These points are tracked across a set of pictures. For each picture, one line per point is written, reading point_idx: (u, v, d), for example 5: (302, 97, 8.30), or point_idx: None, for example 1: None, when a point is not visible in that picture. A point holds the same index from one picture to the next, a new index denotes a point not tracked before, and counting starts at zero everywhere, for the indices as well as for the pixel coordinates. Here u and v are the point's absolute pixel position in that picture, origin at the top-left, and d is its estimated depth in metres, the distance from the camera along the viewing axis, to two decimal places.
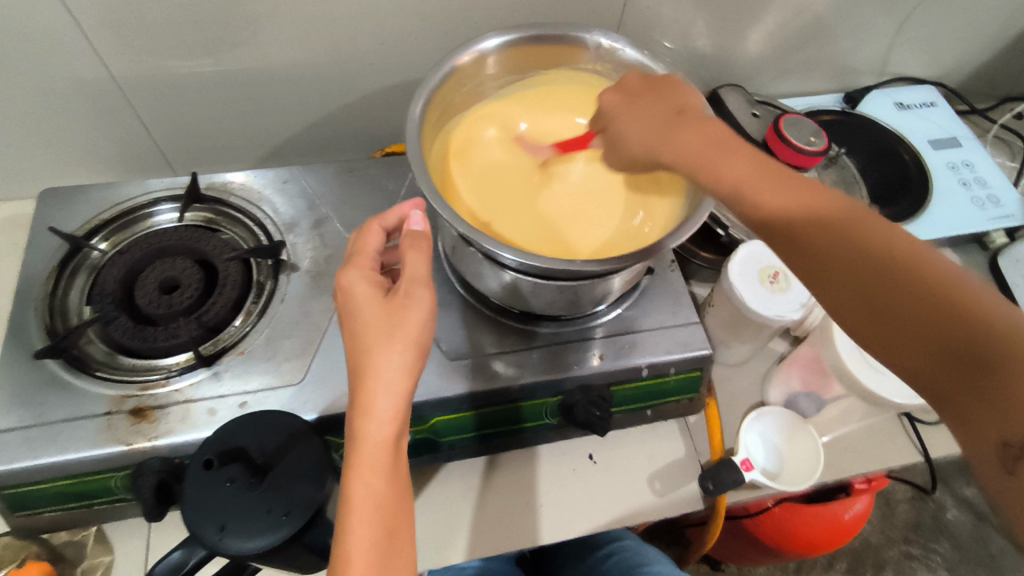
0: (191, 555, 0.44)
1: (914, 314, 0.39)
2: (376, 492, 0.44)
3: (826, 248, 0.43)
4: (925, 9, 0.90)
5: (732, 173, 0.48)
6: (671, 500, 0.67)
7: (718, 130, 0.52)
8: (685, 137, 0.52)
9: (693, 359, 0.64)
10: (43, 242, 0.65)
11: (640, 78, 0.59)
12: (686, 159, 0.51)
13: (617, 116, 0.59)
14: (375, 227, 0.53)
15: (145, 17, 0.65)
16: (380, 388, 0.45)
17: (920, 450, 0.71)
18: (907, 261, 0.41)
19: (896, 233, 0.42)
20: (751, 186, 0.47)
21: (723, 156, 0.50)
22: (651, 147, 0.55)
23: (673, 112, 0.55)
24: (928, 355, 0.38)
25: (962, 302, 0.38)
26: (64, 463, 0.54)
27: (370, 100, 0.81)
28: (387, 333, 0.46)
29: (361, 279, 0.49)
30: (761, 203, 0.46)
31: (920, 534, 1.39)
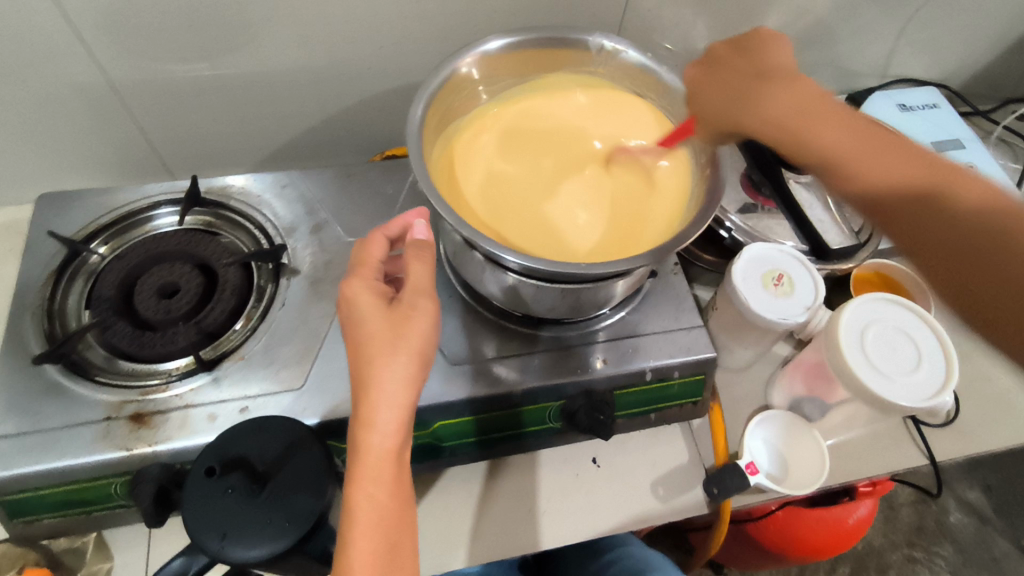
0: (193, 562, 0.44)
1: (960, 243, 0.48)
2: (379, 504, 0.43)
3: (916, 218, 0.50)
4: (927, 11, 0.90)
5: (833, 144, 0.53)
6: (675, 505, 0.66)
7: (834, 105, 0.55)
8: (749, 102, 0.57)
9: (696, 363, 0.64)
10: (41, 246, 0.65)
11: (728, 44, 0.61)
12: (802, 129, 0.54)
13: (701, 87, 0.61)
14: (378, 237, 0.53)
15: (145, 21, 0.65)
16: (383, 400, 0.45)
17: (925, 454, 0.71)
18: (948, 198, 0.49)
19: (977, 185, 0.49)
20: (849, 154, 0.53)
21: (810, 119, 0.54)
22: (735, 117, 0.57)
23: (743, 75, 0.59)
24: (947, 267, 0.48)
25: (1015, 233, 0.47)
26: (62, 470, 0.53)
27: (370, 103, 0.80)
28: (391, 344, 0.46)
29: (365, 290, 0.48)
30: (855, 168, 0.52)
31: (924, 537, 1.39)
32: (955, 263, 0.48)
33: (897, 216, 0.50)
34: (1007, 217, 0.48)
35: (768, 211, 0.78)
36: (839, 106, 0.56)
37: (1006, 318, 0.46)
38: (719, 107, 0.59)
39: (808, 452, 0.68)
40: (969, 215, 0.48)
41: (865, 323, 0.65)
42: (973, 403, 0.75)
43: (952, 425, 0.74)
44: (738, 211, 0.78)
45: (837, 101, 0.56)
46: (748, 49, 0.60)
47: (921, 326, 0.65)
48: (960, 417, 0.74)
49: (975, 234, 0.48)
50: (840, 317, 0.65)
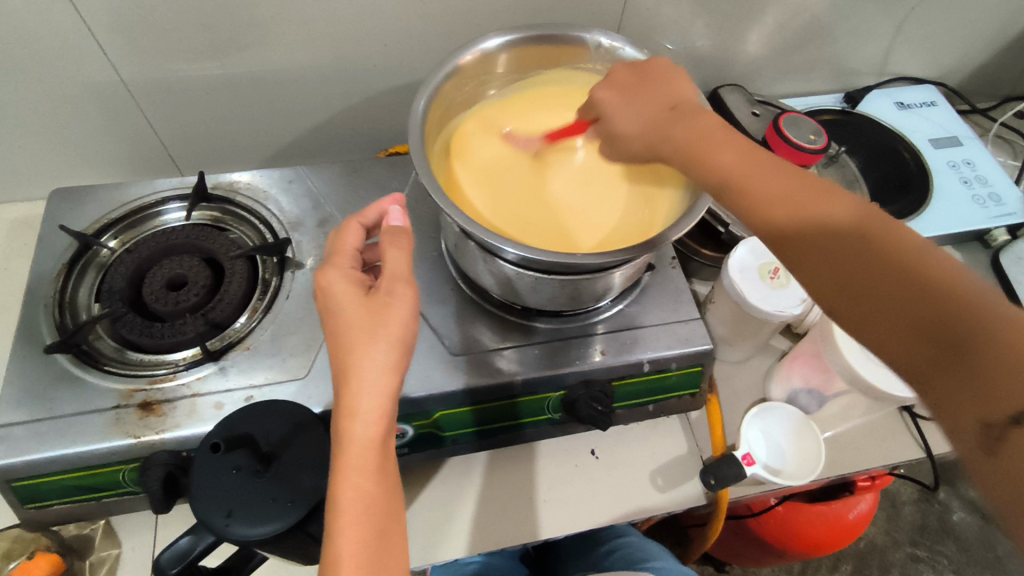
0: (199, 541, 0.45)
1: (938, 320, 0.39)
2: (365, 491, 0.43)
3: (829, 251, 0.44)
4: (923, 9, 0.91)
5: (720, 156, 0.49)
6: (674, 495, 0.67)
7: (740, 139, 0.51)
8: (676, 125, 0.52)
9: (694, 355, 0.65)
10: (54, 240, 0.67)
11: (627, 69, 0.58)
12: (706, 152, 0.50)
13: (609, 109, 0.57)
14: (354, 225, 0.53)
15: (154, 21, 0.66)
16: (366, 387, 0.45)
17: (923, 446, 0.71)
18: (898, 241, 0.42)
19: (853, 209, 0.45)
20: (746, 173, 0.48)
21: (715, 142, 0.50)
22: (645, 140, 0.54)
23: (662, 105, 0.55)
24: (916, 351, 0.39)
25: (962, 278, 0.39)
26: (73, 456, 0.54)
27: (374, 101, 0.82)
28: (370, 332, 0.46)
29: (340, 277, 0.49)
30: (769, 212, 0.47)
31: (926, 536, 1.38)
32: (898, 325, 0.40)
33: (814, 261, 0.45)
34: (964, 277, 0.39)
35: None
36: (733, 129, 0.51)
37: (946, 383, 0.37)
38: (635, 124, 0.55)
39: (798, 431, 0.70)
40: (963, 309, 0.38)
41: None
42: None
43: None
44: None
45: (778, 157, 0.50)
46: (653, 75, 0.57)
47: None
48: None
49: (941, 296, 0.39)
50: None
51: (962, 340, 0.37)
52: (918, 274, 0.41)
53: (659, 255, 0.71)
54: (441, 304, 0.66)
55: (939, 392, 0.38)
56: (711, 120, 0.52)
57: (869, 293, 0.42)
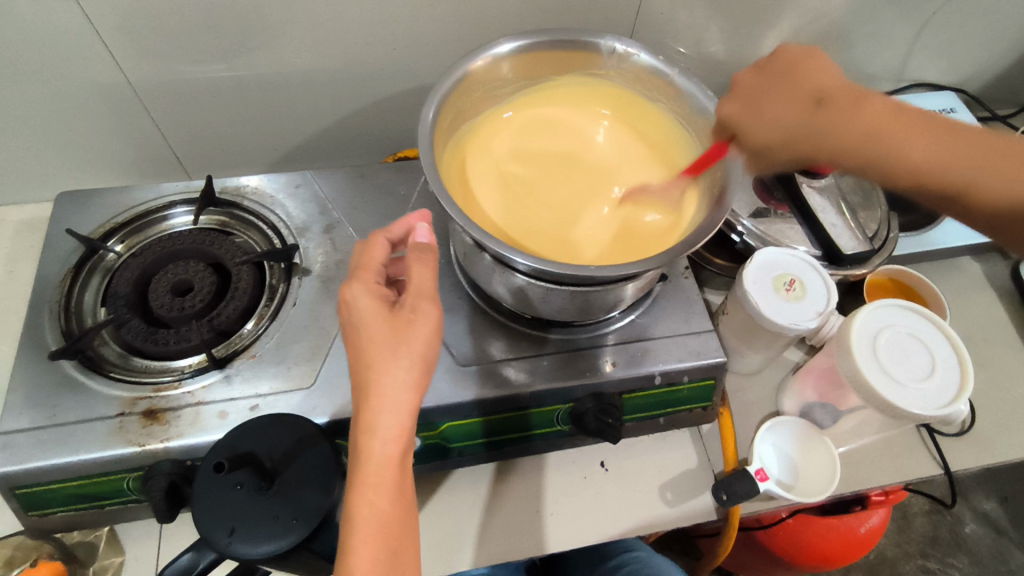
0: (201, 559, 0.44)
1: None
2: (380, 512, 0.42)
3: (958, 172, 0.55)
4: (943, 15, 0.89)
5: (872, 123, 0.57)
6: (685, 510, 0.66)
7: (881, 106, 0.57)
8: (830, 121, 0.57)
9: (707, 368, 0.63)
10: (60, 244, 0.66)
11: (755, 71, 0.61)
12: (849, 145, 0.57)
13: (756, 110, 0.59)
14: (381, 239, 0.52)
15: (163, 23, 0.66)
16: (388, 405, 0.44)
17: (940, 463, 0.70)
18: (979, 197, 0.55)
19: (919, 140, 0.56)
20: (891, 145, 0.56)
21: (861, 106, 0.57)
22: (812, 126, 0.57)
23: (807, 99, 0.58)
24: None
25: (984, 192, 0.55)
26: (75, 464, 0.54)
27: (383, 105, 0.81)
28: (393, 348, 0.45)
29: (364, 291, 0.48)
30: (911, 152, 0.56)
31: (938, 548, 1.36)
32: (1004, 194, 0.54)
33: (968, 182, 0.55)
34: None
35: (781, 215, 0.77)
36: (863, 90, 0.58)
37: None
38: (780, 121, 0.58)
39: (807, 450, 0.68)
40: None
41: (881, 330, 0.64)
42: (989, 412, 0.74)
43: (967, 433, 0.73)
44: (751, 215, 0.77)
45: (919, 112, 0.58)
46: (795, 65, 0.59)
47: (933, 330, 0.65)
48: (976, 426, 0.73)
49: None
50: (852, 324, 0.64)
51: None
52: None
53: (672, 265, 0.70)
54: (449, 313, 0.65)
55: None
56: (859, 90, 0.58)
57: (967, 192, 0.55)
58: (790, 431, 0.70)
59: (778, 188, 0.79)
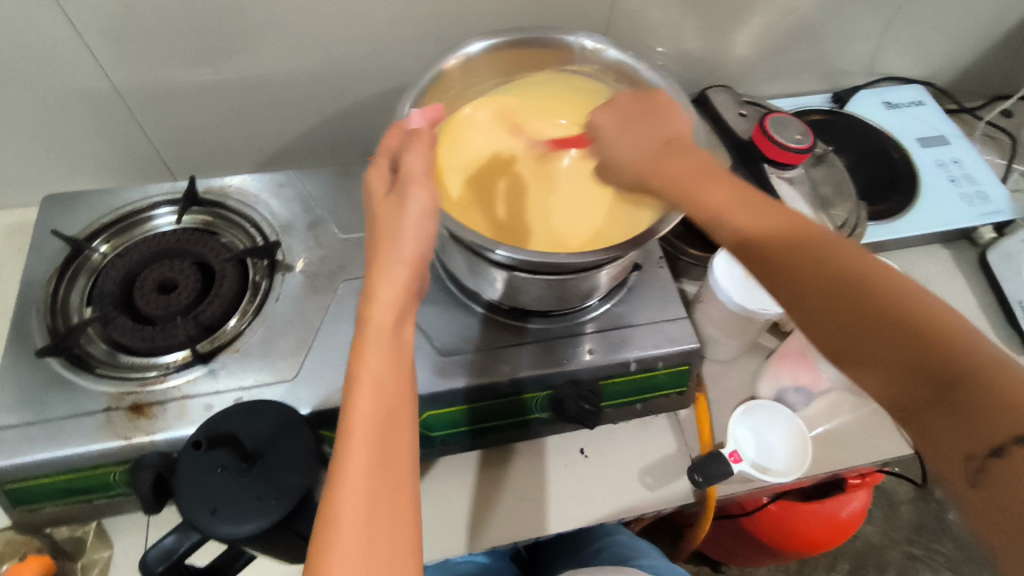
0: (184, 540, 0.46)
1: (877, 327, 0.37)
2: (379, 371, 0.44)
3: (815, 284, 0.40)
4: (910, 9, 0.92)
5: (686, 186, 0.47)
6: (663, 493, 0.67)
7: (709, 167, 0.48)
8: (665, 163, 0.49)
9: (681, 353, 0.65)
10: (47, 245, 0.67)
11: (636, 100, 0.57)
12: (659, 181, 0.49)
13: (622, 143, 0.54)
14: (396, 129, 0.52)
15: (146, 26, 0.67)
16: (386, 275, 0.46)
17: (911, 443, 0.72)
18: (884, 288, 0.38)
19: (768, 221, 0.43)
20: (696, 202, 0.46)
21: (685, 177, 0.47)
22: (638, 167, 0.51)
23: (653, 139, 0.53)
24: (844, 324, 0.38)
25: (937, 334, 0.36)
26: (62, 458, 0.55)
27: (365, 105, 0.83)
28: (391, 231, 0.47)
29: (381, 178, 0.49)
30: (727, 226, 0.44)
31: (923, 535, 1.38)
32: (880, 351, 0.37)
33: (780, 274, 0.41)
34: (916, 292, 0.38)
35: None
36: (714, 163, 0.49)
37: (927, 416, 0.35)
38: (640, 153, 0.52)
39: (791, 440, 0.69)
40: (859, 289, 0.38)
41: None
42: None
43: None
44: None
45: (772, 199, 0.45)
46: (649, 111, 0.55)
47: None
48: None
49: (874, 299, 0.38)
50: None
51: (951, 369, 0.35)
52: (898, 312, 0.37)
53: (647, 255, 0.72)
54: (430, 305, 0.66)
55: (925, 424, 0.35)
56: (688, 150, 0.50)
57: (835, 305, 0.39)
58: (771, 429, 0.71)
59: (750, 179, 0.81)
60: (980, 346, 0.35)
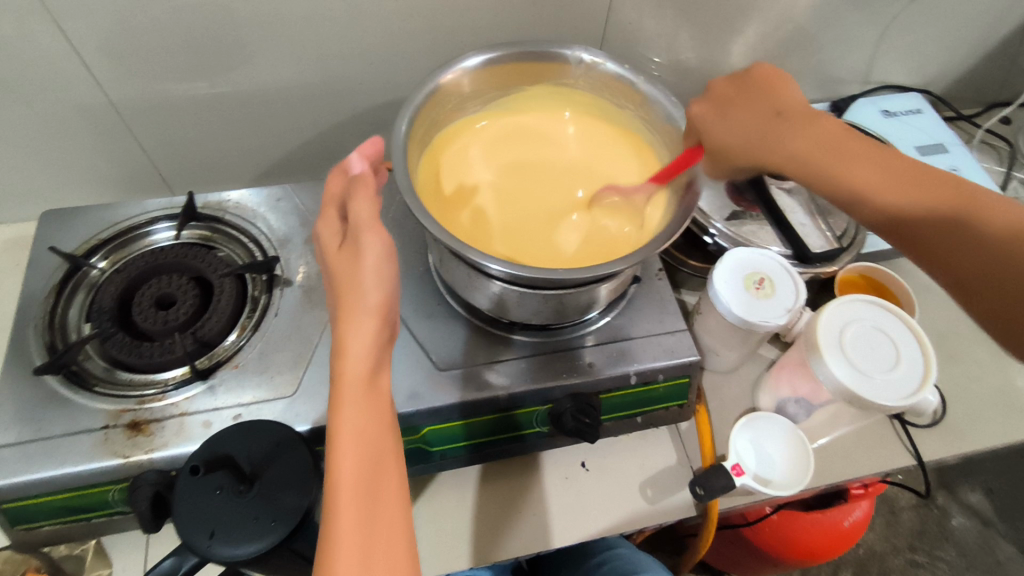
0: (184, 561, 0.45)
1: (943, 222, 0.54)
2: (358, 423, 0.44)
3: (926, 213, 0.54)
4: (905, 18, 0.92)
5: (814, 151, 0.58)
6: (665, 507, 0.67)
7: (832, 129, 0.59)
8: (783, 134, 0.59)
9: (681, 366, 0.65)
10: (45, 261, 0.67)
11: (729, 81, 0.63)
12: (788, 162, 0.59)
13: (715, 122, 0.62)
14: (337, 174, 0.54)
15: (144, 42, 0.67)
16: (354, 326, 0.46)
17: (913, 453, 0.72)
18: (981, 220, 0.52)
19: (848, 169, 0.57)
20: (857, 179, 0.56)
21: (808, 128, 0.59)
22: (752, 148, 0.60)
23: (766, 114, 0.60)
24: (939, 235, 0.54)
25: (976, 223, 0.52)
26: (61, 477, 0.55)
27: (362, 117, 0.83)
28: (355, 282, 0.47)
29: (330, 231, 0.51)
30: (878, 197, 0.55)
31: (925, 541, 1.38)
32: (954, 245, 0.53)
33: (911, 218, 0.55)
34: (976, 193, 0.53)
35: (754, 217, 0.80)
36: (837, 126, 0.59)
37: (992, 285, 0.52)
38: (738, 137, 0.60)
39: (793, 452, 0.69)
40: (936, 201, 0.54)
41: (844, 325, 0.66)
42: (960, 403, 0.76)
43: (939, 424, 0.74)
44: (726, 218, 0.79)
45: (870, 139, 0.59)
46: (753, 89, 0.61)
47: (900, 324, 0.66)
48: (947, 417, 0.75)
49: (958, 209, 0.53)
50: (817, 320, 0.66)
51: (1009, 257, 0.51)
52: (946, 204, 0.54)
53: (646, 267, 0.72)
54: (429, 319, 0.66)
55: (998, 298, 0.51)
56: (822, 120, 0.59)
57: (931, 217, 0.54)
58: (772, 439, 0.70)
59: (748, 189, 0.81)
60: (1009, 220, 0.51)
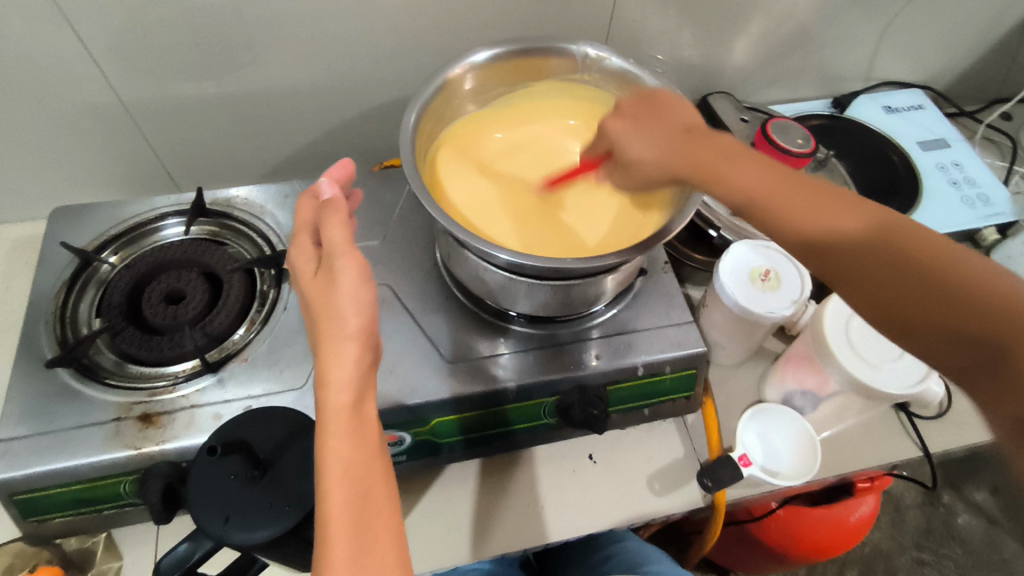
0: (197, 548, 0.45)
1: (914, 279, 0.44)
2: (344, 455, 0.41)
3: (865, 265, 0.46)
4: (906, 15, 0.93)
5: (736, 178, 0.51)
6: (672, 499, 0.67)
7: (758, 159, 0.52)
8: (692, 150, 0.54)
9: (688, 357, 0.65)
10: (55, 258, 0.68)
11: (633, 101, 0.60)
12: (705, 175, 0.53)
13: (627, 135, 0.58)
14: (306, 199, 0.51)
15: (153, 41, 0.68)
16: (333, 354, 0.43)
17: (920, 445, 0.72)
18: (916, 246, 0.45)
19: (761, 190, 0.50)
20: (761, 191, 0.50)
21: (718, 157, 0.53)
22: (665, 166, 0.55)
23: (669, 130, 0.56)
24: (908, 297, 0.44)
25: (958, 277, 0.43)
26: (72, 469, 0.55)
27: (368, 116, 0.83)
28: (328, 310, 0.44)
29: (301, 256, 0.48)
30: (804, 230, 0.49)
31: (932, 540, 1.38)
32: (909, 293, 0.44)
33: (842, 265, 0.47)
34: (954, 251, 0.44)
35: None
36: (749, 149, 0.54)
37: (975, 350, 0.41)
38: (645, 150, 0.57)
39: (803, 449, 0.69)
40: (865, 238, 0.47)
41: (851, 315, 0.66)
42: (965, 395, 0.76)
43: (945, 416, 0.74)
44: (730, 212, 0.79)
45: (808, 175, 0.51)
46: (655, 107, 0.59)
47: None
48: (953, 409, 0.75)
49: (918, 260, 0.45)
50: (824, 311, 0.66)
51: (973, 316, 0.41)
52: (915, 265, 0.45)
53: (652, 261, 0.72)
54: (436, 313, 0.66)
55: (970, 369, 0.41)
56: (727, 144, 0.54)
57: (888, 283, 0.45)
58: (782, 435, 0.70)
59: None
60: (1009, 290, 0.41)
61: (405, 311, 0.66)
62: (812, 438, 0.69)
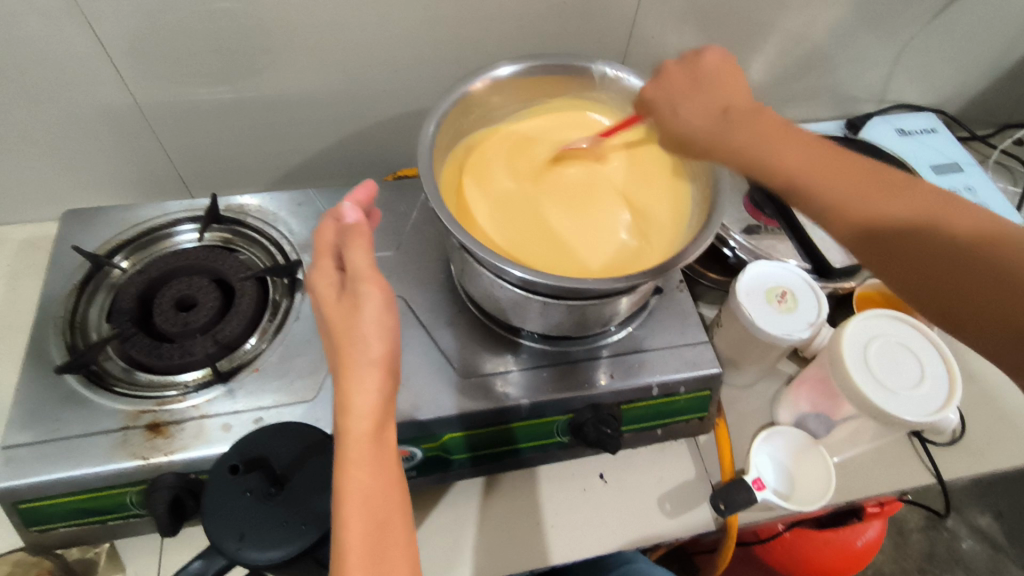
0: (210, 564, 0.45)
1: (934, 241, 0.51)
2: (364, 483, 0.41)
3: (915, 237, 0.51)
4: (921, 39, 0.93)
5: (794, 166, 0.55)
6: (684, 521, 0.66)
7: (770, 118, 0.59)
8: (704, 121, 0.60)
9: (702, 378, 0.64)
10: (66, 260, 0.67)
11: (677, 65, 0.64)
12: (741, 151, 0.57)
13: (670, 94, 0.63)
14: (328, 222, 0.49)
15: (170, 46, 0.68)
16: (355, 381, 0.43)
17: (933, 471, 0.71)
18: (945, 225, 0.51)
19: (845, 178, 0.54)
20: (813, 171, 0.55)
21: (778, 137, 0.57)
22: (704, 144, 0.59)
23: (724, 113, 0.59)
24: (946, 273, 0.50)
25: (969, 242, 0.49)
26: (76, 479, 0.54)
27: (383, 125, 0.83)
28: (350, 334, 0.44)
29: (323, 281, 0.46)
30: (845, 204, 0.53)
31: (935, 564, 1.37)
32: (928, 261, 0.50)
33: (900, 233, 0.52)
34: (933, 213, 0.51)
35: (771, 231, 0.79)
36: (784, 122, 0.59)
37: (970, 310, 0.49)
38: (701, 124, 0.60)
39: (816, 471, 0.68)
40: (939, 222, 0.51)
41: (867, 342, 0.66)
42: (979, 421, 0.76)
43: (958, 442, 0.74)
44: (743, 229, 0.79)
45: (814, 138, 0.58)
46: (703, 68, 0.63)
47: (924, 344, 0.66)
48: (966, 435, 0.75)
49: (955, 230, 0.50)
50: (842, 333, 0.66)
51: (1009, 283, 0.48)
52: (945, 241, 0.50)
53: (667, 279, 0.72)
54: (450, 326, 0.66)
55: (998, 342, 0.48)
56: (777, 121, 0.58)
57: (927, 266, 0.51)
58: (793, 458, 0.70)
59: (768, 204, 0.81)
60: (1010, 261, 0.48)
61: (418, 324, 0.66)
62: (823, 459, 0.68)
